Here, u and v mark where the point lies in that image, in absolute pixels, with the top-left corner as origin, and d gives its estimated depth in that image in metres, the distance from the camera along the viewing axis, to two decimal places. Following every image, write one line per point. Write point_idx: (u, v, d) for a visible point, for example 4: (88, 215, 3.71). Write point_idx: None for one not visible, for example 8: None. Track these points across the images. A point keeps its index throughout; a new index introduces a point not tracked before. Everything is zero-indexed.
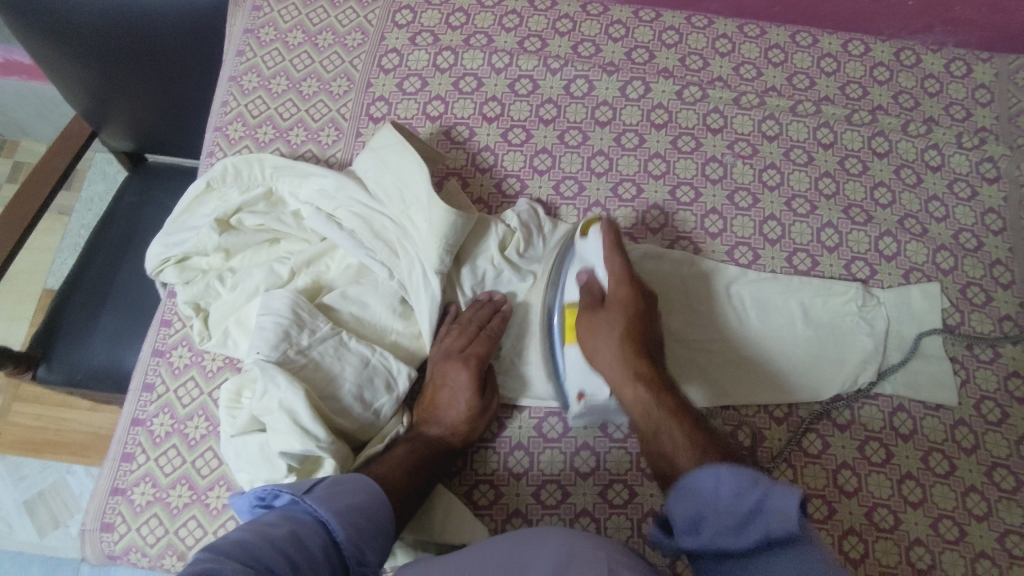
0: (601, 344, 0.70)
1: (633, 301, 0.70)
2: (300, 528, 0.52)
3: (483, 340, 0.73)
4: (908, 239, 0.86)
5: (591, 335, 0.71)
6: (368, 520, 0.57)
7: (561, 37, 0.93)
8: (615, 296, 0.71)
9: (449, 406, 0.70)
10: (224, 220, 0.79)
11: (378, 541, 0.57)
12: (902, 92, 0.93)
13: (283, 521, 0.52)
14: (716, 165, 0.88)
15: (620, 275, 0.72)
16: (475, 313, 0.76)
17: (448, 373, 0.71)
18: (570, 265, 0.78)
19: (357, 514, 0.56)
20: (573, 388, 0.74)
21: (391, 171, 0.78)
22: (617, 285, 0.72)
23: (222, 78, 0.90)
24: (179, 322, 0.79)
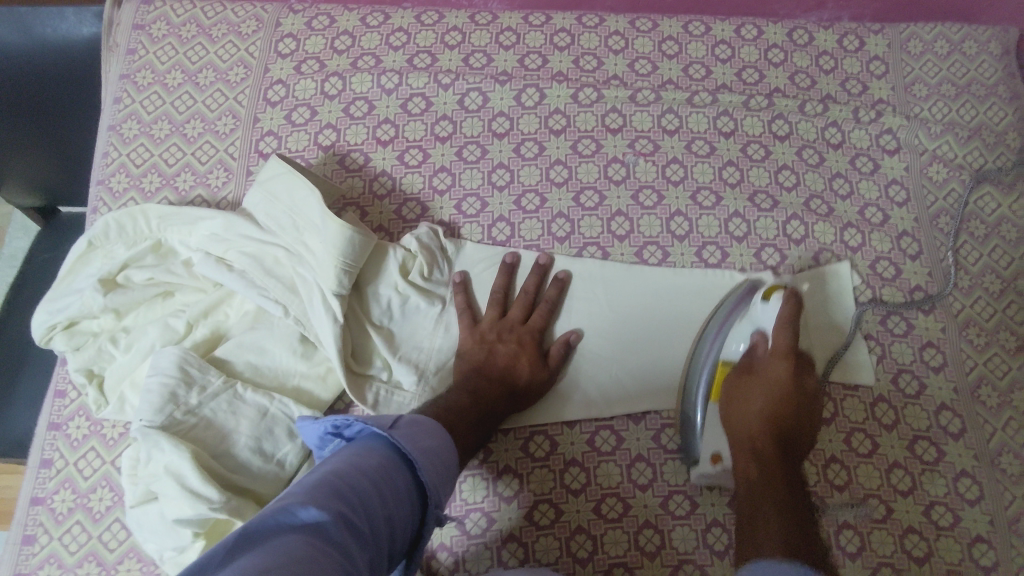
0: (738, 427, 0.73)
1: (788, 377, 0.72)
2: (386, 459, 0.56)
3: (538, 310, 0.78)
4: (815, 221, 0.86)
5: (733, 402, 0.74)
6: (441, 462, 0.60)
7: (451, 50, 0.91)
8: (769, 369, 0.74)
9: (506, 362, 0.74)
10: (110, 278, 0.76)
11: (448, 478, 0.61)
12: (799, 72, 0.93)
13: (369, 452, 0.56)
14: (619, 166, 0.87)
15: (785, 348, 0.74)
16: (499, 286, 0.79)
17: (502, 344, 0.75)
18: (738, 323, 0.77)
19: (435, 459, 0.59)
20: (707, 449, 0.74)
21: (280, 202, 0.75)
22: (777, 357, 0.74)
23: (101, 128, 0.86)
24: (73, 391, 0.75)
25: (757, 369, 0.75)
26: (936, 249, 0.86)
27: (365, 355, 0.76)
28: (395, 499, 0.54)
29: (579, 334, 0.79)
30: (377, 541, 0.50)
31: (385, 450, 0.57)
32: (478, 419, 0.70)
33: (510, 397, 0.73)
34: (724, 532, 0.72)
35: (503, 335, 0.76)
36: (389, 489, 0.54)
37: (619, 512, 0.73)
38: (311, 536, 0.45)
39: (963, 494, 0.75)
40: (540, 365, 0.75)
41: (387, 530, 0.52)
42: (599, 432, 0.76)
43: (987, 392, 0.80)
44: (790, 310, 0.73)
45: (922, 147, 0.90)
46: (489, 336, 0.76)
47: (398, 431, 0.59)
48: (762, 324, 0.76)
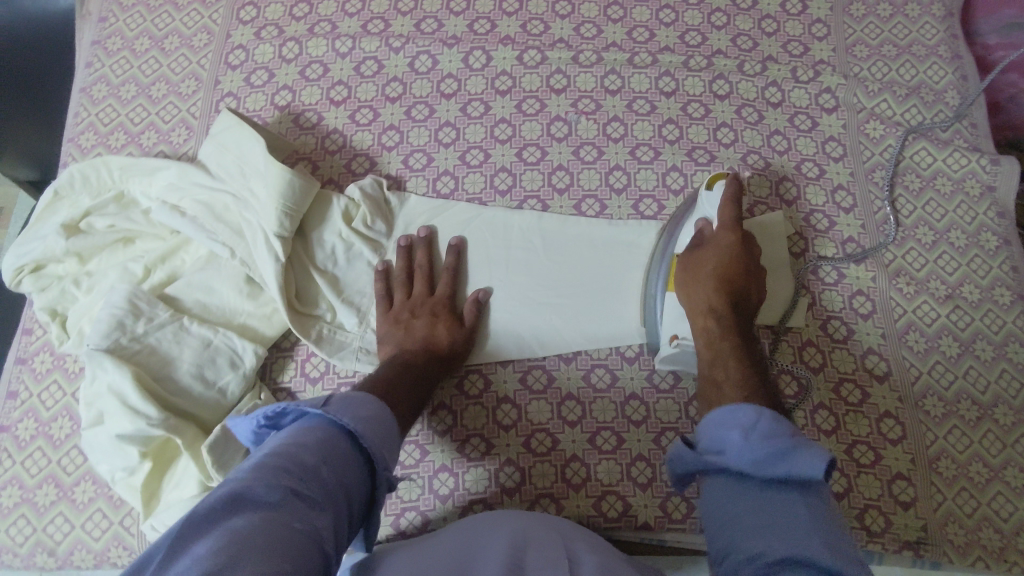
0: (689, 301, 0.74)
1: (736, 244, 0.73)
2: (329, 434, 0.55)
3: (446, 279, 0.81)
4: (751, 175, 0.88)
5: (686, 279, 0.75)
6: (383, 427, 0.59)
7: (404, 17, 0.95)
8: (718, 243, 0.74)
9: (430, 332, 0.76)
10: (74, 225, 0.81)
11: (395, 440, 0.61)
12: (740, 35, 0.96)
13: (308, 432, 0.55)
14: (561, 124, 0.90)
15: (731, 220, 0.74)
16: (399, 268, 0.81)
17: (416, 318, 0.78)
18: (689, 217, 0.79)
19: (376, 426, 0.59)
20: (667, 332, 0.76)
21: (231, 152, 0.80)
22: (724, 228, 0.74)
23: (73, 91, 0.92)
24: (39, 329, 0.81)
25: (708, 243, 0.75)
26: (871, 203, 0.88)
27: (309, 299, 0.79)
28: (343, 469, 0.54)
29: (488, 291, 0.82)
30: (333, 509, 0.51)
31: (324, 426, 0.56)
32: (414, 385, 0.71)
33: (441, 364, 0.75)
34: (648, 466, 0.75)
35: (416, 310, 0.78)
36: (335, 461, 0.53)
37: (547, 447, 0.76)
38: (264, 515, 0.45)
39: (886, 433, 0.77)
40: (458, 328, 0.78)
41: (341, 498, 0.52)
42: (532, 371, 0.80)
43: (915, 338, 0.81)
44: (731, 193, 0.74)
45: (860, 105, 0.92)
46: (403, 317, 0.78)
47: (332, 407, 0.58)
48: (707, 212, 0.76)
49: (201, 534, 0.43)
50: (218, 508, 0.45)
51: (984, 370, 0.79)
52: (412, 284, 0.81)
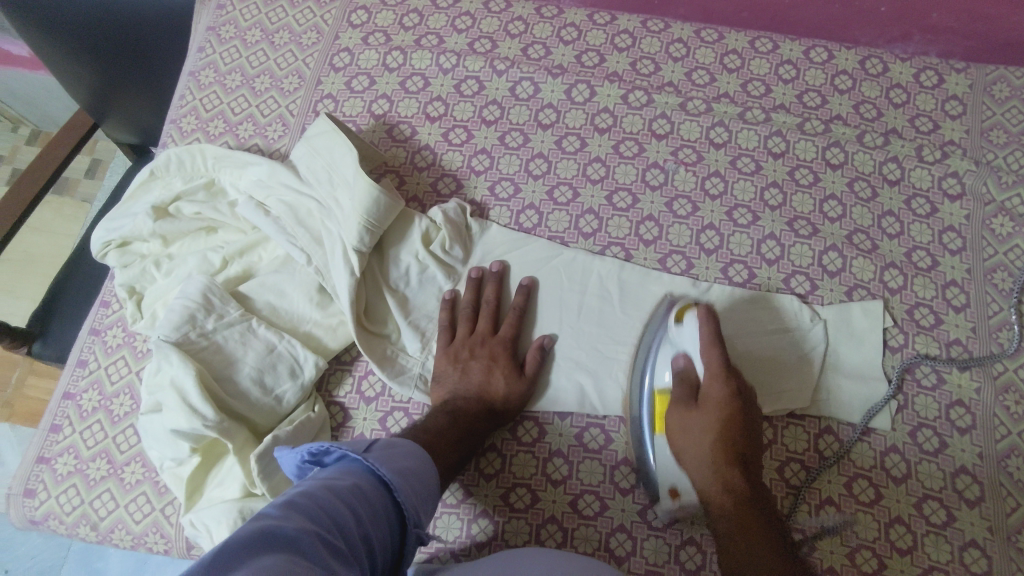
0: (690, 463, 0.69)
1: (731, 401, 0.68)
2: (361, 482, 0.55)
3: (511, 320, 0.78)
4: (855, 255, 0.82)
5: (679, 429, 0.70)
6: (417, 480, 0.60)
7: (512, 39, 0.94)
8: (709, 396, 0.70)
9: (487, 381, 0.74)
10: (163, 207, 0.83)
11: (427, 495, 0.61)
12: (864, 102, 0.89)
13: (345, 475, 0.55)
14: (657, 172, 0.86)
15: (718, 362, 0.69)
16: (467, 301, 0.79)
17: (471, 355, 0.76)
18: (662, 349, 0.75)
19: (412, 478, 0.60)
20: (663, 486, 0.71)
21: (322, 157, 0.80)
22: (714, 380, 0.69)
23: (181, 73, 0.94)
24: (116, 303, 0.83)
25: (702, 403, 0.70)
26: (985, 305, 0.80)
27: (378, 316, 0.78)
28: (371, 519, 0.53)
29: (552, 338, 0.79)
30: (357, 560, 0.48)
31: (363, 473, 0.57)
32: (461, 441, 0.70)
33: (491, 417, 0.73)
34: (698, 552, 0.70)
35: (475, 350, 0.76)
36: (365, 509, 0.53)
37: (594, 511, 0.72)
38: (292, 555, 0.42)
39: (969, 565, 0.69)
40: (515, 377, 0.75)
41: (364, 550, 0.50)
42: (589, 429, 0.76)
43: (1016, 465, 0.73)
44: (708, 332, 0.70)
45: (989, 196, 0.84)
46: (462, 355, 0.76)
47: (371, 454, 0.59)
48: (686, 348, 0.72)
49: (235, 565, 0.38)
50: (250, 541, 0.41)
51: None
52: (477, 321, 0.79)
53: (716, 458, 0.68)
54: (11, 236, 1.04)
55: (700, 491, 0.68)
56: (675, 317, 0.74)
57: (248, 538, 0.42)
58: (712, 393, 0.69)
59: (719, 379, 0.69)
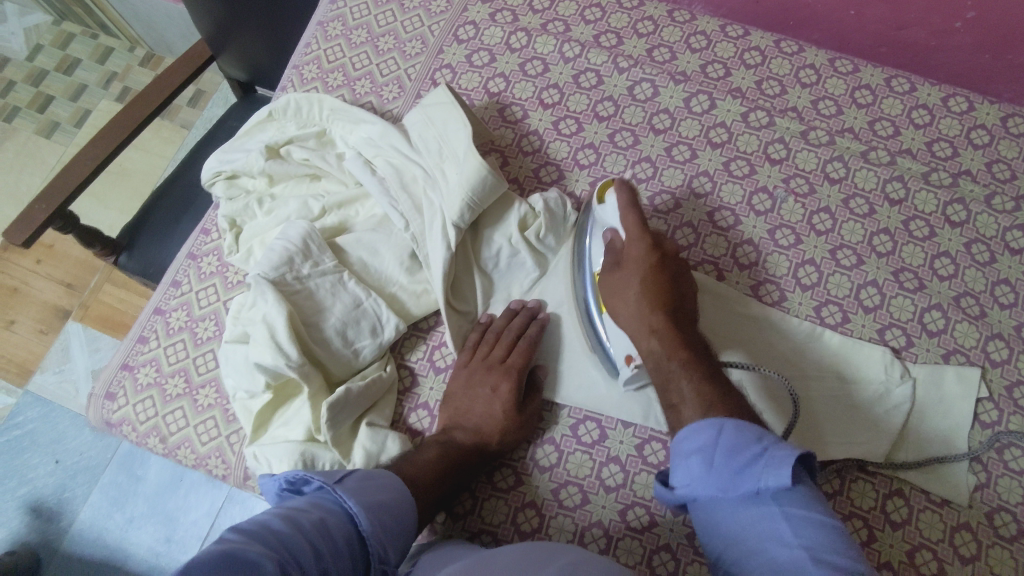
0: (622, 307, 0.72)
1: (648, 259, 0.71)
2: (327, 515, 0.53)
3: (522, 348, 0.74)
4: (960, 319, 0.78)
5: (615, 301, 0.73)
6: (389, 505, 0.58)
7: (639, 38, 0.92)
8: (632, 253, 0.73)
9: (483, 412, 0.71)
10: (275, 149, 0.85)
11: (399, 534, 0.58)
12: (998, 161, 0.84)
13: (312, 508, 0.54)
14: (765, 197, 0.83)
15: (636, 228, 0.73)
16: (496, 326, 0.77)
17: (478, 381, 0.73)
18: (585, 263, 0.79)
19: (382, 512, 0.57)
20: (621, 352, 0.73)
21: (435, 127, 0.81)
22: (634, 240, 0.72)
23: (311, 22, 0.97)
24: (216, 233, 0.86)
25: (626, 261, 0.73)
26: None
27: (460, 294, 0.79)
28: (332, 555, 0.50)
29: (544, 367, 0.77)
30: None
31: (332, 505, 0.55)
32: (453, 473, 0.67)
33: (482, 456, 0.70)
34: None
35: (483, 377, 0.73)
36: (325, 543, 0.50)
37: (642, 524, 0.69)
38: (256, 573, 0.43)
39: None
40: (514, 411, 0.71)
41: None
42: (650, 443, 0.73)
43: None
44: (626, 198, 0.74)
45: None
46: (473, 378, 0.73)
47: (342, 485, 0.57)
48: (611, 222, 0.76)
49: None
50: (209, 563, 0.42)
51: None
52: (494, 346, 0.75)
53: (642, 302, 0.70)
54: (122, 149, 1.09)
55: (631, 318, 0.71)
56: (599, 199, 0.78)
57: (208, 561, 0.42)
58: (633, 251, 0.72)
59: (640, 236, 0.72)
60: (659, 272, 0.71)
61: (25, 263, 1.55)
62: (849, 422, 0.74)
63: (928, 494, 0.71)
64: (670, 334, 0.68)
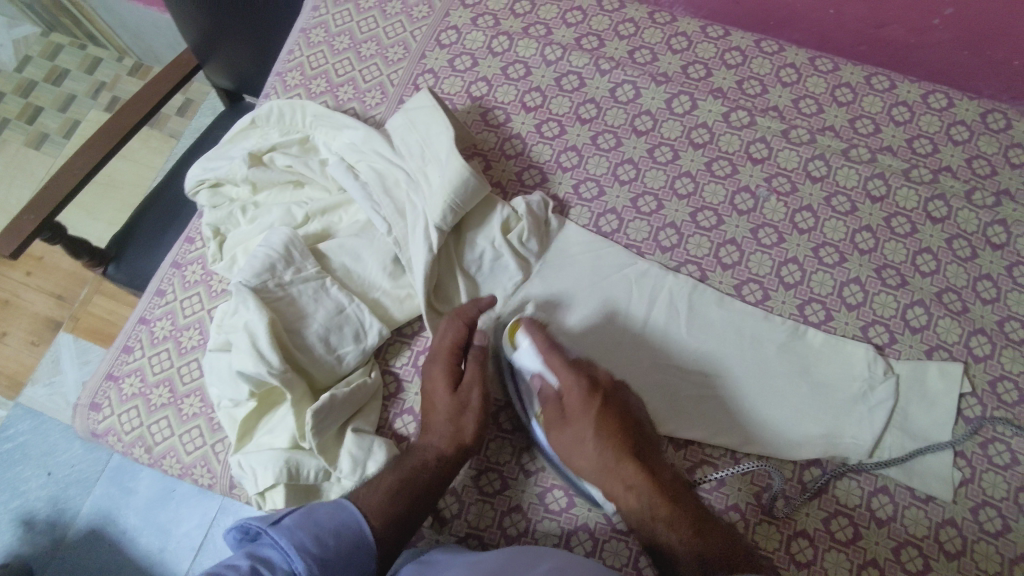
0: (577, 457, 0.67)
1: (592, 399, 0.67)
2: (265, 562, 0.54)
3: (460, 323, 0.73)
4: (942, 315, 0.78)
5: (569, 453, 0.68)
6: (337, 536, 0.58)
7: (620, 40, 0.93)
8: (571, 401, 0.68)
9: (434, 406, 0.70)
10: (258, 156, 0.85)
11: (348, 573, 0.57)
12: (979, 157, 0.85)
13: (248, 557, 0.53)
14: (747, 196, 0.84)
15: (566, 367, 0.69)
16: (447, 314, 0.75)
17: (432, 373, 0.72)
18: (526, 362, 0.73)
19: (326, 541, 0.57)
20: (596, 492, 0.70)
21: (418, 132, 0.81)
22: (571, 388, 0.68)
23: (294, 29, 0.97)
24: (200, 241, 0.86)
25: (568, 412, 0.68)
26: None
27: (444, 296, 0.79)
28: None
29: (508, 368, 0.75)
30: None
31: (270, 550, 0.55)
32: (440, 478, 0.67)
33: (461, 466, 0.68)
34: None
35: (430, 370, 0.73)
36: None
37: (629, 527, 0.70)
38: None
39: None
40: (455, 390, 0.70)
41: None
42: None
43: None
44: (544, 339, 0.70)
45: None
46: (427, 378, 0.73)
47: (280, 525, 0.57)
48: (534, 367, 0.70)
49: None
50: None
51: None
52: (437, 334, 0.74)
53: (604, 451, 0.66)
54: (108, 159, 1.09)
55: (597, 473, 0.66)
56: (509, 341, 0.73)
57: None
58: (571, 399, 0.68)
59: (574, 384, 0.68)
60: (604, 416, 0.67)
61: (14, 275, 1.54)
62: (831, 419, 0.75)
63: (911, 490, 0.71)
64: (650, 489, 0.63)
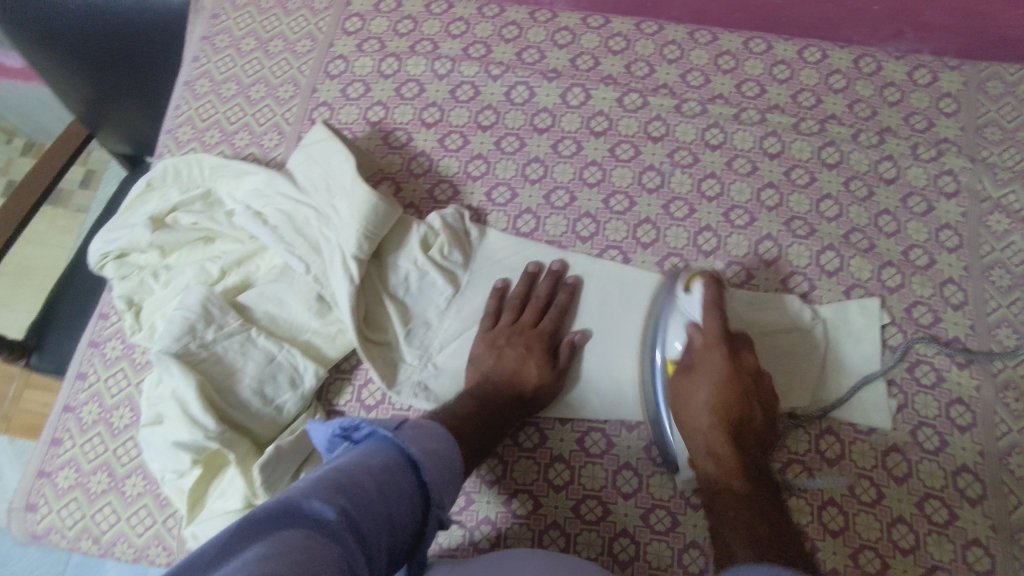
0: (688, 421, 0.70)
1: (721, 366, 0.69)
2: (391, 462, 0.54)
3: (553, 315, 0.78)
4: (852, 254, 0.82)
5: (680, 409, 0.70)
6: (445, 461, 0.58)
7: (506, 44, 0.94)
8: (709, 361, 0.70)
9: (516, 367, 0.74)
10: (161, 218, 0.83)
11: (451, 490, 0.57)
12: (859, 101, 0.89)
13: (375, 453, 0.54)
14: (654, 174, 0.86)
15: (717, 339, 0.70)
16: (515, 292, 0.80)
17: (516, 343, 0.76)
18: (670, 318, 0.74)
19: (439, 458, 0.57)
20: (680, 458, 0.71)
21: (320, 165, 0.80)
22: (709, 351, 0.70)
23: (177, 83, 0.95)
24: (115, 315, 0.83)
25: (697, 366, 0.70)
26: (983, 302, 0.79)
27: (377, 324, 0.78)
28: (398, 500, 0.52)
29: (586, 334, 0.78)
30: (378, 544, 0.48)
31: (390, 451, 0.55)
32: None
33: (517, 404, 0.73)
34: (701, 556, 0.69)
35: (512, 338, 0.76)
36: (392, 488, 0.52)
37: (597, 516, 0.72)
38: (312, 532, 0.43)
39: (971, 563, 0.68)
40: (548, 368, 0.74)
41: (388, 530, 0.50)
42: (590, 433, 0.76)
43: (1018, 462, 0.72)
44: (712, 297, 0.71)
45: (984, 193, 0.84)
46: (500, 340, 0.77)
47: (402, 432, 0.57)
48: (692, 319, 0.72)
49: (259, 537, 0.40)
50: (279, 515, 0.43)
51: None
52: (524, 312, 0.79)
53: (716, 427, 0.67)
54: (9, 248, 1.04)
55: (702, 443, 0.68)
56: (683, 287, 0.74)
57: (272, 514, 0.43)
58: (705, 360, 0.70)
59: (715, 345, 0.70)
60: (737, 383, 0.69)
61: None
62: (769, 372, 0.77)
63: (852, 425, 0.75)
64: (729, 461, 0.66)
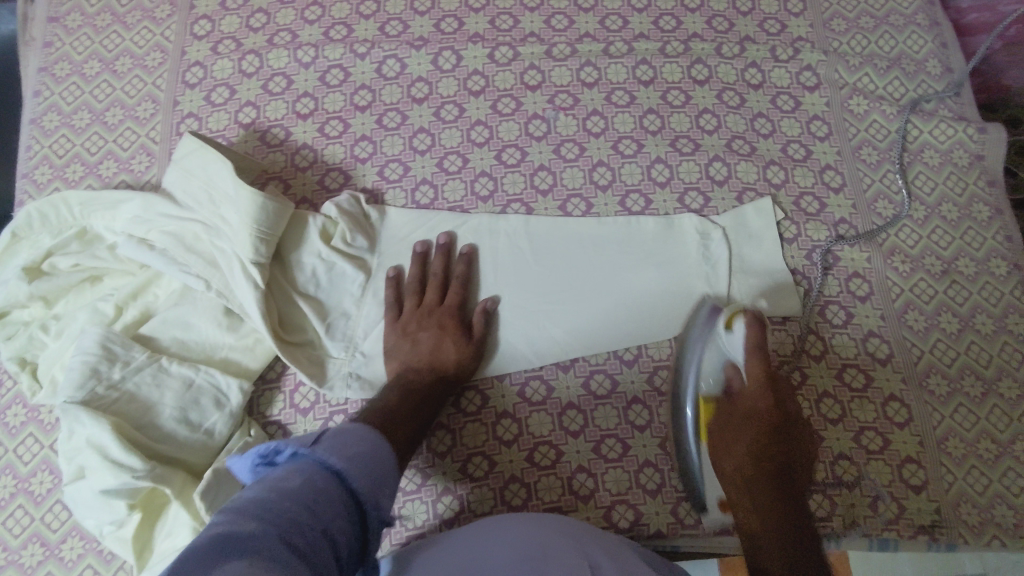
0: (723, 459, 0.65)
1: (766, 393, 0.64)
2: (313, 475, 0.52)
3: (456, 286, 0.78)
4: (737, 161, 0.85)
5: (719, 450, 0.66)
6: (376, 462, 0.56)
7: (366, 20, 0.92)
8: (748, 402, 0.65)
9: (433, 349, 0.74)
10: (36, 267, 0.77)
11: (386, 481, 0.57)
12: (716, 16, 0.93)
13: (292, 473, 0.52)
14: (539, 122, 0.87)
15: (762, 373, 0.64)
16: (412, 274, 0.79)
17: (421, 325, 0.75)
18: (709, 350, 0.71)
19: (364, 454, 0.56)
20: (712, 497, 0.68)
21: (197, 178, 0.77)
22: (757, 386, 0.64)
23: (23, 122, 0.88)
24: (9, 379, 0.77)
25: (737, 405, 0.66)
26: (859, 181, 0.85)
27: (293, 326, 0.76)
28: (331, 511, 0.50)
29: (495, 299, 0.79)
30: (322, 553, 0.47)
31: (312, 467, 0.53)
32: None
33: (444, 381, 0.73)
34: (656, 472, 0.72)
35: (422, 322, 0.76)
36: (320, 502, 0.50)
37: (551, 460, 0.74)
38: (253, 559, 0.41)
39: (892, 417, 0.75)
40: (465, 341, 0.75)
41: (329, 541, 0.48)
42: (530, 382, 0.77)
43: (914, 317, 0.78)
44: (753, 341, 0.66)
45: (842, 81, 0.89)
46: (410, 327, 0.76)
47: (320, 445, 0.55)
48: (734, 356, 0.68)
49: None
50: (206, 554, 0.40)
51: (985, 344, 0.77)
52: (423, 293, 0.78)
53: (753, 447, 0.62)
54: None
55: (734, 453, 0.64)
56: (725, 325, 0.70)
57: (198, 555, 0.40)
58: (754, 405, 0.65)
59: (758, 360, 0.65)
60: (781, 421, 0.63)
61: None
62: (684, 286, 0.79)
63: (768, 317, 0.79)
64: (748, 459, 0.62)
